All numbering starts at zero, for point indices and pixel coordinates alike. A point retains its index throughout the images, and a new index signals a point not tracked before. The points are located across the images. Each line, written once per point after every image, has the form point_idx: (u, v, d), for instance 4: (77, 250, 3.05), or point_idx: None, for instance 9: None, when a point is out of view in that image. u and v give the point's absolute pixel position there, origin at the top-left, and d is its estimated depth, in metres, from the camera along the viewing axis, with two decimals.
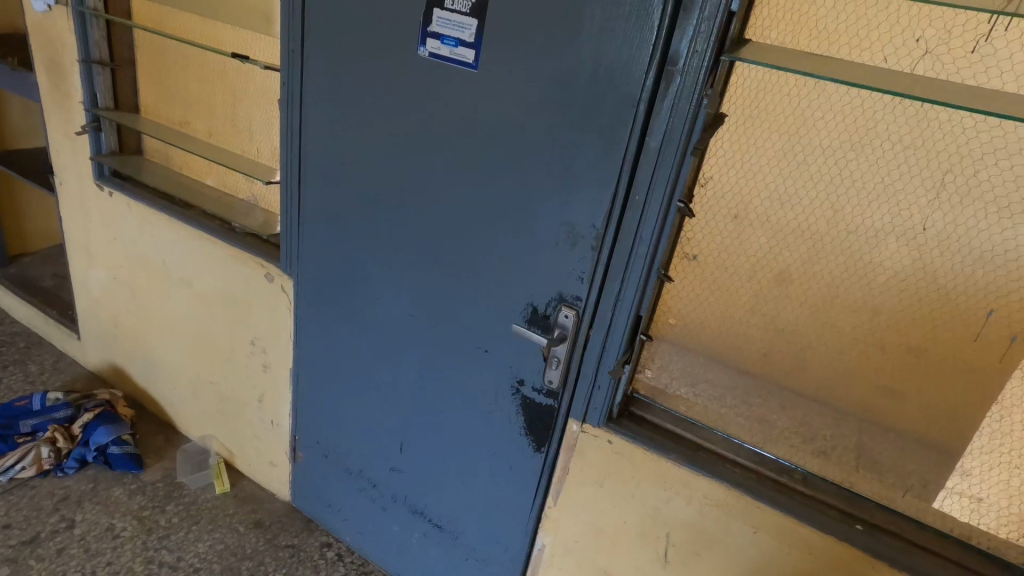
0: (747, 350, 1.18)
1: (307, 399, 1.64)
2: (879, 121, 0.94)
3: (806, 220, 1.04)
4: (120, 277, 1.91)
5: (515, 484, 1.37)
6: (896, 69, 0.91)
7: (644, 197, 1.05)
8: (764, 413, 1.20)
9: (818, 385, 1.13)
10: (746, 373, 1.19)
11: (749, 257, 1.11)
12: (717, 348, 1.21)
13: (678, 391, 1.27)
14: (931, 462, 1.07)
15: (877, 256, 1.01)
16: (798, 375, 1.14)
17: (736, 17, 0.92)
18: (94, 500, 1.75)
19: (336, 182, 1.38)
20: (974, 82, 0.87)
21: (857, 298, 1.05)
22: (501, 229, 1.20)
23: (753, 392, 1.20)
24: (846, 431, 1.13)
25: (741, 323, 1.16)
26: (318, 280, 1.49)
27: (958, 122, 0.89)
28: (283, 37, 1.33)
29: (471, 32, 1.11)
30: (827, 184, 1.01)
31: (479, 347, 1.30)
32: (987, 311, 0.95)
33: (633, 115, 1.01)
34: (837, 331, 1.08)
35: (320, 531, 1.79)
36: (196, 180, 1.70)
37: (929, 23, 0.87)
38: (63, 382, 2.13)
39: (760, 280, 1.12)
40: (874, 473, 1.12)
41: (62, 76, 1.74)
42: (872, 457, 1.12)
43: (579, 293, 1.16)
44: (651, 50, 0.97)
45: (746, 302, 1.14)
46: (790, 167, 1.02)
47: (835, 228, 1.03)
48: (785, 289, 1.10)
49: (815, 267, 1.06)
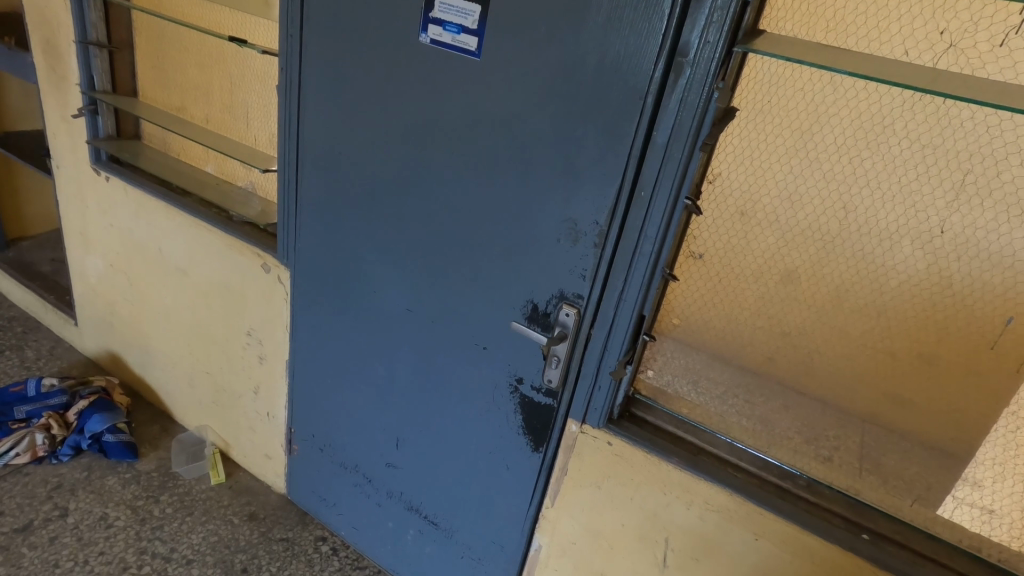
0: (751, 351, 1.15)
1: (303, 390, 1.60)
2: (896, 119, 0.90)
3: (818, 219, 1.01)
4: (116, 263, 1.89)
5: (512, 484, 1.34)
6: (917, 63, 0.88)
7: (650, 193, 1.01)
8: (767, 412, 1.16)
9: (826, 385, 1.09)
10: (750, 372, 1.16)
11: (757, 256, 1.08)
12: (720, 347, 1.17)
13: (682, 393, 1.24)
14: (939, 465, 1.04)
15: (889, 260, 0.98)
16: (806, 379, 1.11)
17: (750, 7, 0.88)
18: (89, 488, 1.73)
19: (335, 171, 1.34)
20: (1000, 77, 0.84)
21: (866, 301, 1.02)
22: (502, 223, 1.16)
23: (755, 390, 1.17)
24: (850, 432, 1.10)
25: (746, 325, 1.13)
26: (315, 270, 1.46)
27: (981, 120, 0.85)
28: (282, 22, 1.29)
29: (474, 18, 1.07)
30: (840, 184, 0.97)
31: (478, 344, 1.27)
32: (1005, 318, 0.91)
33: (640, 107, 0.97)
34: (846, 335, 1.05)
35: (315, 525, 1.76)
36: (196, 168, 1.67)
37: (955, 16, 0.83)
38: (59, 368, 2.11)
39: (766, 280, 1.09)
40: (878, 478, 1.09)
41: (58, 57, 1.70)
42: (877, 461, 1.08)
43: (581, 291, 1.12)
44: (661, 40, 0.93)
45: (751, 303, 1.11)
46: (802, 164, 0.99)
47: (846, 229, 0.99)
48: (791, 289, 1.07)
49: (824, 270, 1.04)
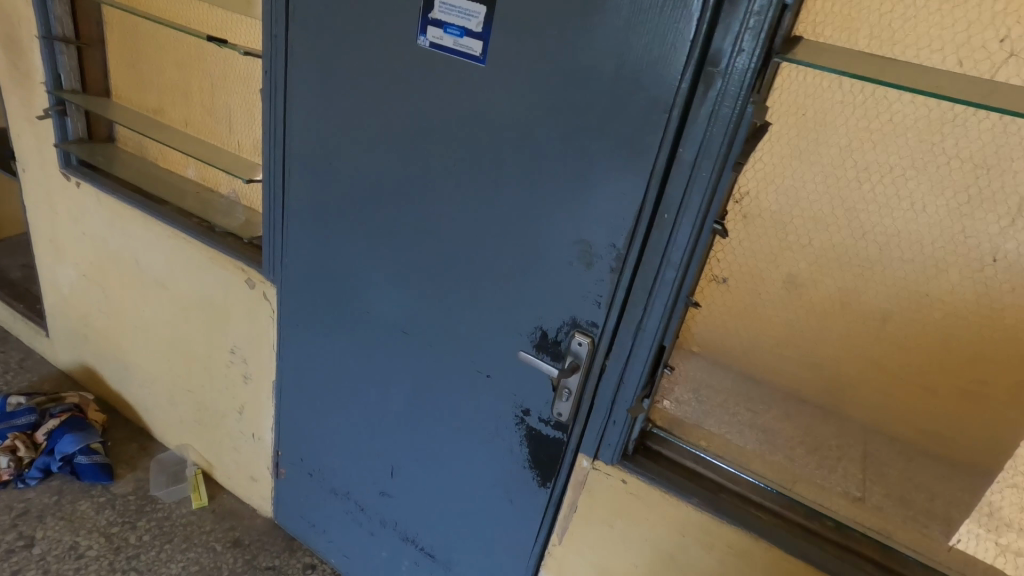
0: (757, 360, 1.09)
1: (292, 413, 1.50)
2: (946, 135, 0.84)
3: (840, 239, 0.95)
4: (88, 273, 1.77)
5: (516, 520, 1.25)
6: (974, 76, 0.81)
7: (674, 215, 0.92)
8: (769, 420, 1.12)
9: (853, 399, 1.04)
10: (752, 378, 1.12)
11: (778, 272, 1.01)
12: (734, 357, 1.11)
13: (693, 418, 1.16)
14: (948, 483, 1.01)
15: (926, 283, 0.92)
16: (813, 388, 1.07)
17: (790, 11, 0.79)
18: (58, 515, 1.62)
19: (325, 183, 1.24)
20: None
21: (880, 308, 0.97)
22: (509, 244, 1.07)
23: (756, 397, 1.13)
24: (851, 442, 1.06)
25: (749, 335, 1.08)
26: (304, 286, 1.35)
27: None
28: (265, 19, 1.18)
29: (479, 21, 0.97)
30: (870, 202, 0.92)
31: (481, 371, 1.18)
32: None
33: (665, 121, 0.88)
34: (858, 354, 1.01)
35: (303, 552, 1.67)
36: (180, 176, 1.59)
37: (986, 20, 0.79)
38: (29, 383, 1.99)
39: (770, 288, 1.02)
40: (894, 501, 1.04)
41: (20, 54, 1.57)
42: (881, 469, 1.04)
43: (595, 319, 1.02)
44: (689, 48, 0.83)
45: (774, 321, 1.04)
46: (835, 171, 0.92)
47: (880, 252, 0.94)
48: (805, 299, 1.01)
49: (855, 290, 0.97)
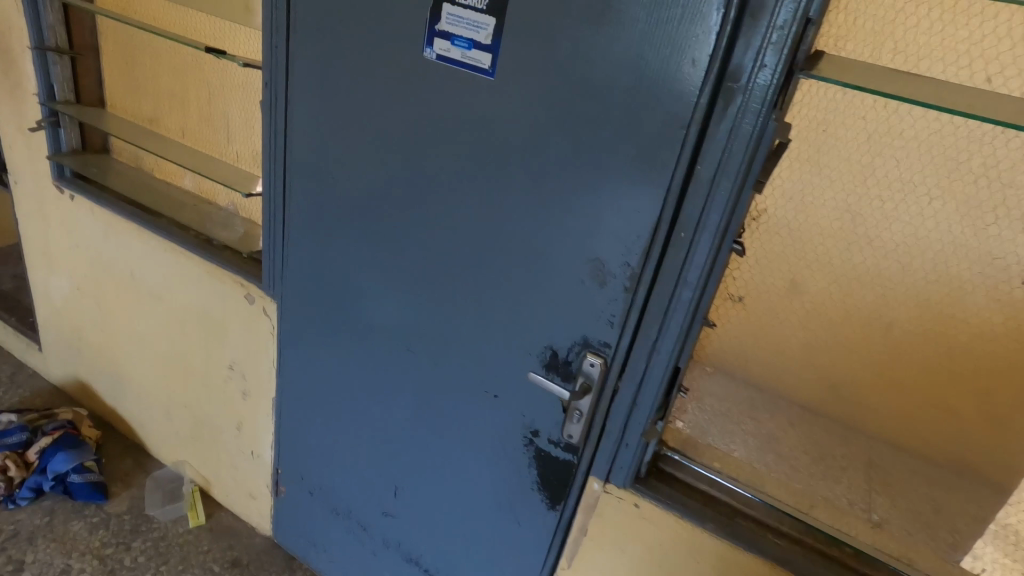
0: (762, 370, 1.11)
1: (292, 431, 1.47)
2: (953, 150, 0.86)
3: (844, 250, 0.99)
4: (82, 286, 1.73)
5: (524, 542, 1.21)
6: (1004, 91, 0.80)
7: (691, 234, 0.89)
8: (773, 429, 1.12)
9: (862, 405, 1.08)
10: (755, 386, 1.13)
11: (786, 278, 1.01)
12: (745, 369, 1.11)
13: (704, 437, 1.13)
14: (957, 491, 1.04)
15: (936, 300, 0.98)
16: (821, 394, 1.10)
17: (814, 25, 0.77)
18: (50, 536, 1.58)
19: (327, 197, 1.20)
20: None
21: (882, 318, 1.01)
22: (518, 261, 1.03)
23: (760, 405, 1.13)
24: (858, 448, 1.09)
25: (757, 349, 1.08)
26: (305, 302, 1.32)
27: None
28: (265, 30, 1.14)
29: (488, 32, 0.93)
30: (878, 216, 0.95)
31: (488, 391, 1.14)
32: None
33: (683, 137, 0.85)
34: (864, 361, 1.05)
35: (303, 571, 1.63)
36: (177, 188, 1.55)
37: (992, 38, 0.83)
38: (21, 398, 1.95)
39: (776, 297, 1.03)
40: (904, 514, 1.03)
41: (11, 63, 1.53)
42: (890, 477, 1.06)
43: (607, 339, 0.99)
44: (709, 62, 0.81)
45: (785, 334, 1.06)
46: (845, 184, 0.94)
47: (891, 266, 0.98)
48: (816, 309, 1.03)
49: (858, 296, 1.01)
